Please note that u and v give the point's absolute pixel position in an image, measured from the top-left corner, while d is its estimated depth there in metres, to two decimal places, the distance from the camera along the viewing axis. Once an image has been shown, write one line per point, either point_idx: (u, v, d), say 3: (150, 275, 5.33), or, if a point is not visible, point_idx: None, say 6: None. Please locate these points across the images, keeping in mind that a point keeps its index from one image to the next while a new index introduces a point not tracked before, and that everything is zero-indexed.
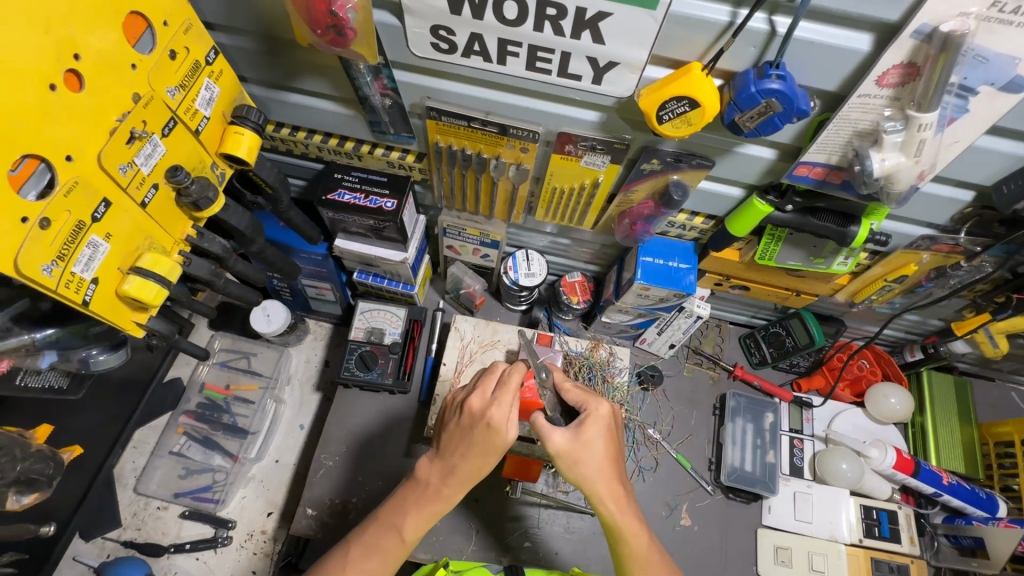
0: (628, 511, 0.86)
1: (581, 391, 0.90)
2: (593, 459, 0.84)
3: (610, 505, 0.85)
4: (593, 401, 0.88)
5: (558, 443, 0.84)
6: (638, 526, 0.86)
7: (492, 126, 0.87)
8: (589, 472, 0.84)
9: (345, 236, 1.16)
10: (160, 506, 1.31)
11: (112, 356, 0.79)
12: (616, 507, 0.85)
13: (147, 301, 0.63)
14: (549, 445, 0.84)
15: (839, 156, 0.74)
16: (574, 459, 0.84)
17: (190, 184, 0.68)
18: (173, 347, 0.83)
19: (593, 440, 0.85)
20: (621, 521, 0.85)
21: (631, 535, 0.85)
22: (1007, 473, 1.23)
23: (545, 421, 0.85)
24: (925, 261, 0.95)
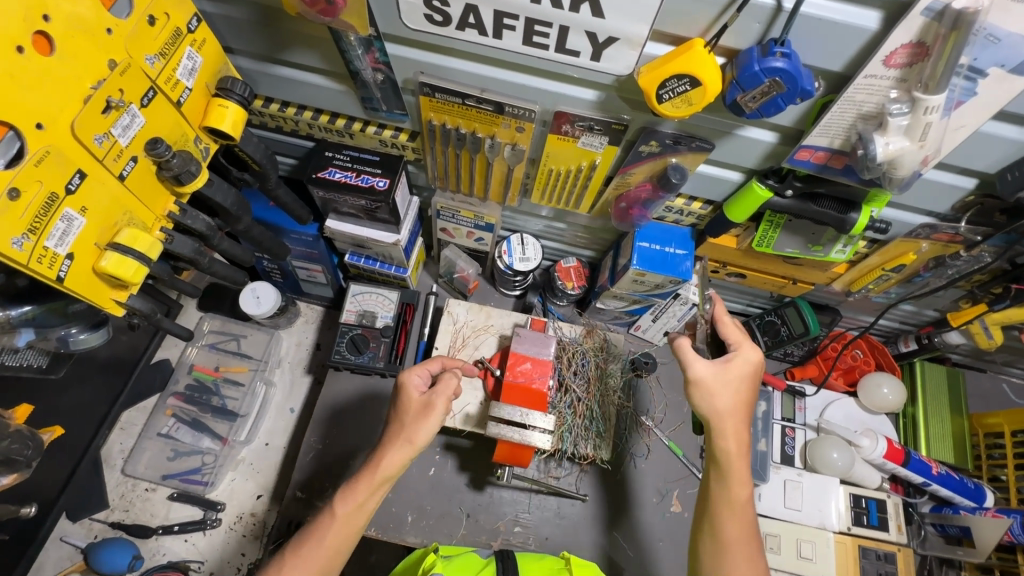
0: (739, 453, 0.88)
1: (736, 331, 0.91)
2: (730, 394, 0.87)
3: (724, 442, 0.87)
4: (696, 362, 0.87)
5: (700, 372, 0.87)
6: (743, 471, 0.88)
7: (487, 104, 0.84)
8: (706, 405, 0.88)
9: (336, 216, 1.13)
10: (148, 487, 1.30)
11: (93, 335, 0.77)
12: (734, 448, 0.87)
13: (126, 278, 0.61)
14: (688, 371, 0.88)
15: (843, 139, 0.72)
16: (706, 391, 0.87)
17: (172, 158, 0.66)
18: (156, 328, 0.80)
19: (733, 375, 0.87)
20: (727, 459, 0.87)
21: (733, 480, 0.87)
22: (995, 463, 1.24)
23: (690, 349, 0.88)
24: (924, 250, 0.93)
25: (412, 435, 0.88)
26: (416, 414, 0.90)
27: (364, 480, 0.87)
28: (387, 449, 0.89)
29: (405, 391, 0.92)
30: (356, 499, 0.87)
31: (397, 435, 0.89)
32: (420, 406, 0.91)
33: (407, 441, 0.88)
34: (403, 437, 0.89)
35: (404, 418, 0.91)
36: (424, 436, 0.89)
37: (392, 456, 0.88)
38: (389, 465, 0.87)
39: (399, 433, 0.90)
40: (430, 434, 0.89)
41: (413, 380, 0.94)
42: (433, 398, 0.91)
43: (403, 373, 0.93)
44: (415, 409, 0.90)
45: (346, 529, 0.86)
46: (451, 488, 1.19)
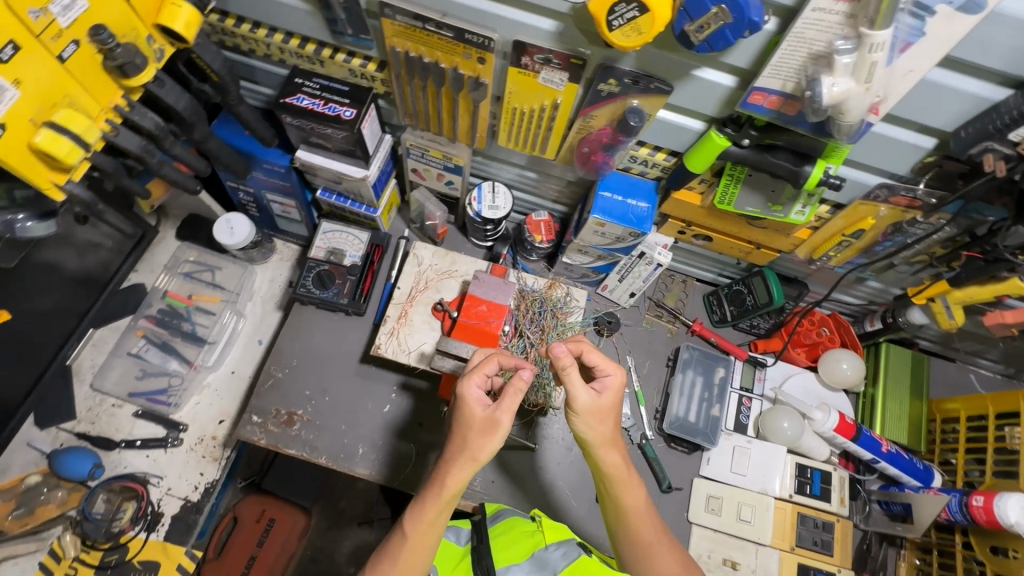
0: (622, 464, 0.90)
1: (600, 356, 0.91)
2: (610, 422, 0.90)
3: (606, 457, 0.89)
4: (578, 388, 0.87)
5: (582, 401, 0.87)
6: (632, 476, 0.91)
7: (447, 30, 0.84)
8: (583, 426, 0.88)
9: (306, 147, 1.14)
10: (115, 404, 1.33)
11: (42, 225, 0.76)
12: (614, 457, 0.90)
13: (58, 156, 0.62)
14: (573, 402, 0.87)
15: (795, 82, 0.71)
16: (585, 425, 0.88)
17: (116, 48, 0.66)
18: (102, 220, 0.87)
19: (609, 407, 0.89)
20: (615, 468, 0.90)
21: (624, 489, 0.91)
22: (948, 447, 1.24)
23: (575, 378, 0.86)
24: (883, 215, 0.91)
25: (476, 451, 0.84)
26: (482, 430, 0.84)
27: (432, 499, 0.84)
28: (453, 466, 0.84)
29: (468, 404, 0.85)
30: (426, 519, 0.84)
31: (459, 451, 0.85)
32: (485, 423, 0.85)
33: (471, 456, 0.84)
34: (463, 452, 0.84)
35: (467, 433, 0.85)
36: (488, 452, 0.84)
37: (458, 472, 0.84)
38: (453, 480, 0.84)
39: (461, 448, 0.84)
40: (494, 452, 0.85)
41: (473, 394, 0.85)
42: (500, 416, 0.84)
43: (465, 387, 0.85)
44: (480, 424, 0.84)
45: (428, 533, 0.83)
46: (403, 426, 1.22)
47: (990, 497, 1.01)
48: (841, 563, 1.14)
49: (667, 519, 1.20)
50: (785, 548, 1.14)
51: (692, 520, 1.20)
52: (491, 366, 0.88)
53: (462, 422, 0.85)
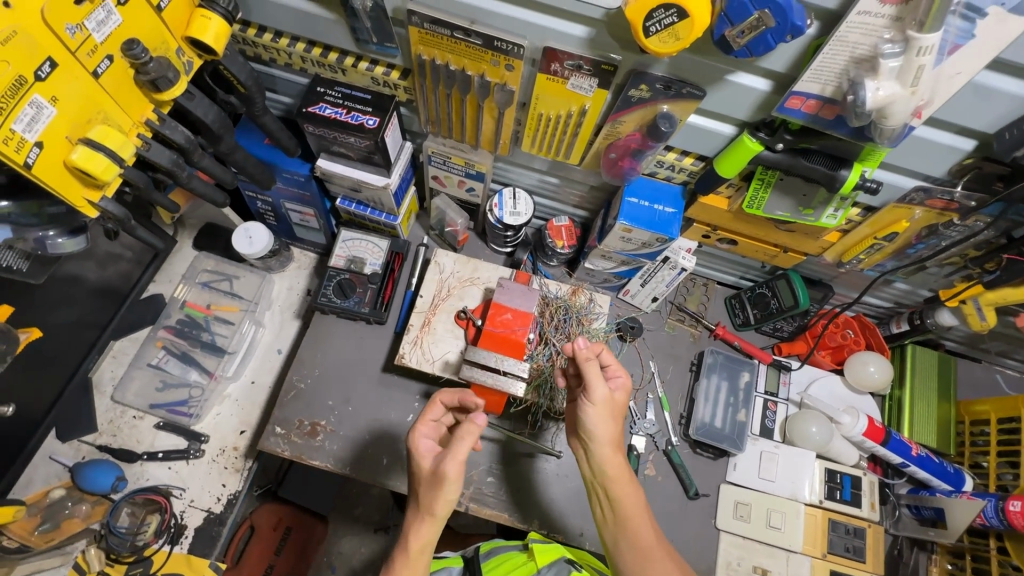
0: (624, 467, 0.91)
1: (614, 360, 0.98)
2: (615, 424, 0.92)
3: (609, 456, 0.90)
4: (597, 383, 0.90)
5: (600, 393, 0.90)
6: (632, 479, 0.91)
7: (475, 38, 0.83)
8: (592, 419, 0.91)
9: (327, 156, 1.13)
10: (136, 415, 1.33)
11: (72, 241, 0.76)
12: (615, 455, 0.91)
13: (94, 173, 0.61)
14: (591, 393, 0.90)
15: (835, 86, 0.70)
16: (597, 419, 0.90)
17: (149, 61, 0.65)
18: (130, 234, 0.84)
19: (618, 403, 0.94)
20: (617, 468, 0.90)
21: (622, 491, 0.90)
22: (978, 450, 1.22)
23: (594, 372, 0.90)
24: (917, 218, 0.90)
25: (431, 506, 0.85)
26: (431, 484, 0.85)
27: (402, 561, 0.84)
28: (416, 526, 0.85)
29: (419, 458, 0.89)
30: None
31: (418, 509, 0.86)
32: (432, 476, 0.86)
33: (428, 514, 0.85)
34: (421, 509, 0.85)
35: (421, 489, 0.87)
36: (444, 505, 0.85)
37: (421, 532, 0.85)
38: (418, 539, 0.84)
39: (420, 508, 0.86)
40: (449, 503, 0.85)
41: (423, 443, 0.91)
42: (445, 467, 0.84)
43: (413, 440, 0.91)
44: (430, 476, 0.85)
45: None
46: None
47: None
48: (873, 570, 1.13)
49: (694, 526, 1.20)
50: (817, 554, 1.13)
51: (720, 527, 1.19)
52: (435, 411, 0.96)
53: (422, 481, 0.87)
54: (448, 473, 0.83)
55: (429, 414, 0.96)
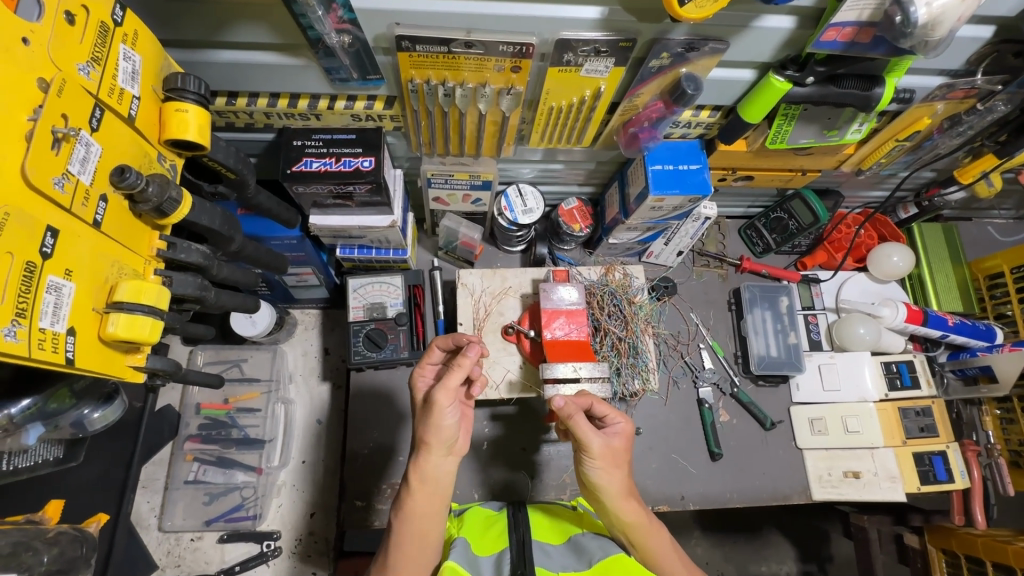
0: (641, 511, 0.86)
1: (612, 408, 0.89)
2: (621, 469, 0.86)
3: (621, 505, 0.85)
4: (595, 437, 0.83)
5: (596, 446, 0.83)
6: (654, 522, 0.87)
7: (476, 48, 0.74)
8: (598, 475, 0.85)
9: (319, 211, 1.01)
10: (194, 537, 1.23)
11: (110, 410, 0.80)
12: (626, 505, 0.85)
13: (143, 339, 0.53)
14: (588, 447, 0.83)
15: (873, 9, 0.67)
16: (601, 471, 0.84)
17: (147, 186, 0.55)
18: (184, 379, 0.88)
19: (620, 450, 0.87)
20: (635, 519, 0.85)
21: (647, 536, 0.86)
22: (999, 302, 1.32)
23: (585, 425, 0.83)
24: (939, 112, 0.92)
25: (424, 436, 0.82)
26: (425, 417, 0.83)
27: (406, 529, 0.81)
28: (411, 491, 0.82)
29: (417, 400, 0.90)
30: (412, 506, 0.81)
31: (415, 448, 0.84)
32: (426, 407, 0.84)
33: (424, 447, 0.82)
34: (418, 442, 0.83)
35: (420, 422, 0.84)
36: (439, 435, 0.82)
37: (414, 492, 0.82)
38: (421, 471, 0.82)
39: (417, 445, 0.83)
40: (444, 428, 0.81)
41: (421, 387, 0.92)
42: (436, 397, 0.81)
43: (413, 384, 0.92)
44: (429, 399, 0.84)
45: (414, 546, 0.80)
46: (509, 456, 1.18)
47: None
48: (947, 439, 1.21)
49: (781, 456, 1.24)
50: (898, 444, 1.20)
51: (803, 447, 1.23)
52: (433, 356, 0.93)
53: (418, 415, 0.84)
54: (439, 402, 0.80)
55: (428, 359, 0.94)
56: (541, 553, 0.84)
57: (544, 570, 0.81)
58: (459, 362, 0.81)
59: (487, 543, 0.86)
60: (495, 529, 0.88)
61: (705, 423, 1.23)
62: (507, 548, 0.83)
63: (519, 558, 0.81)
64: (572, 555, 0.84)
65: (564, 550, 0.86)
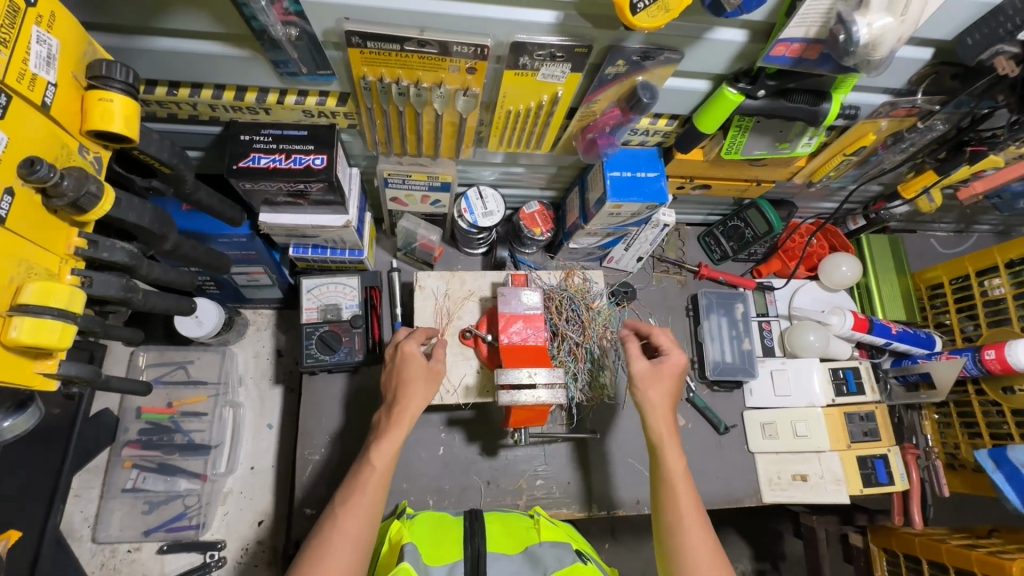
0: (668, 431, 0.92)
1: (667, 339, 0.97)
2: (662, 388, 0.94)
3: (656, 420, 0.92)
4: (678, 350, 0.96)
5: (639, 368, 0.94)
6: (674, 442, 0.92)
7: (430, 47, 0.72)
8: (643, 381, 0.94)
9: (269, 208, 0.97)
10: (131, 548, 1.17)
11: (21, 418, 0.73)
12: (658, 418, 0.92)
13: (49, 345, 0.49)
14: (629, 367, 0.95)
15: (819, 27, 0.68)
16: (645, 382, 0.93)
17: (61, 180, 0.51)
18: (105, 387, 0.77)
19: (668, 376, 0.95)
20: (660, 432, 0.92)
21: (667, 452, 0.90)
22: (939, 311, 1.38)
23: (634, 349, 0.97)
24: (883, 129, 0.95)
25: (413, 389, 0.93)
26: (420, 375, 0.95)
27: (369, 479, 0.86)
28: (388, 439, 0.90)
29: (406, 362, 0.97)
30: (387, 444, 0.89)
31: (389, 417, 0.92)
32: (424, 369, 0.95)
33: (401, 421, 0.91)
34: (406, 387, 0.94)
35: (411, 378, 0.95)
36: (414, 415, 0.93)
37: (391, 445, 0.89)
38: (409, 411, 0.92)
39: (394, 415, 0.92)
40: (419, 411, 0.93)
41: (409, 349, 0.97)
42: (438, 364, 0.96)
43: (402, 345, 0.97)
44: (421, 377, 0.95)
45: (380, 483, 0.87)
46: (465, 461, 1.17)
47: (1001, 349, 1.14)
48: (888, 443, 1.26)
49: (733, 460, 1.26)
50: (843, 447, 1.24)
51: (755, 450, 1.26)
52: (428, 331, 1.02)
53: (413, 366, 0.95)
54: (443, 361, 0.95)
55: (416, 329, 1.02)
56: (495, 564, 0.82)
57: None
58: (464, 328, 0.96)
59: (439, 553, 0.82)
60: (450, 538, 0.85)
61: None
62: (462, 560, 0.81)
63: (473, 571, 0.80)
64: (527, 566, 0.82)
65: (518, 560, 0.83)
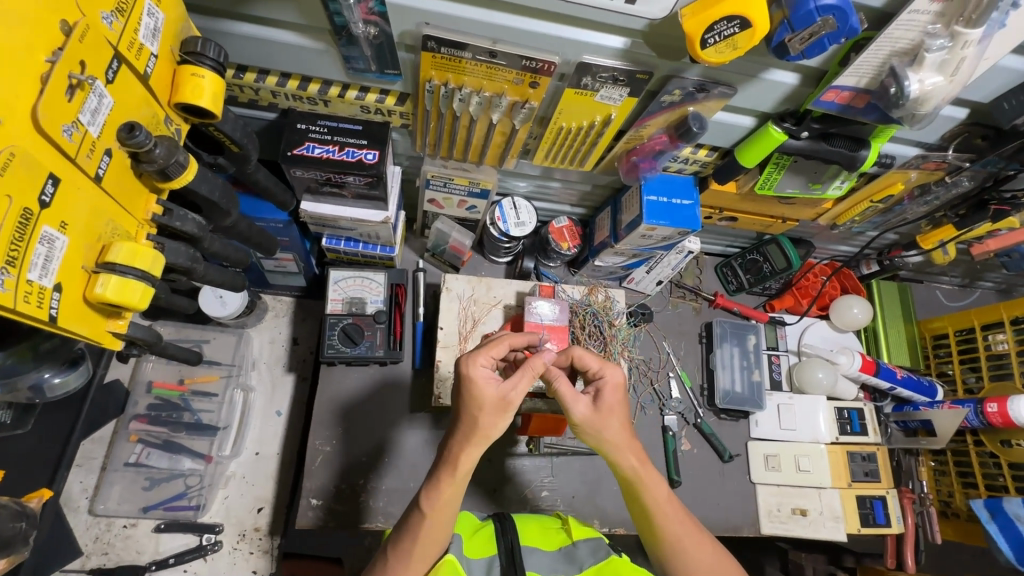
0: (636, 462, 0.81)
1: (596, 358, 0.84)
2: (616, 420, 0.81)
3: (622, 460, 0.81)
4: (610, 366, 0.84)
5: (580, 412, 0.81)
6: (649, 467, 0.82)
7: (498, 58, 0.75)
8: (597, 426, 0.81)
9: (312, 197, 0.99)
10: (127, 524, 1.15)
11: (70, 377, 0.73)
12: (633, 457, 0.81)
13: (131, 304, 0.51)
14: (571, 416, 0.81)
15: (871, 77, 0.72)
16: (598, 424, 0.81)
17: (155, 147, 0.53)
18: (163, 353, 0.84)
19: (611, 403, 0.82)
20: (637, 468, 0.81)
21: (646, 488, 0.81)
22: (942, 360, 1.42)
23: (568, 389, 0.81)
24: (911, 179, 0.99)
25: (487, 430, 0.76)
26: (493, 410, 0.76)
27: (420, 529, 0.75)
28: (439, 487, 0.75)
29: (475, 387, 0.76)
30: (440, 494, 0.76)
31: (442, 461, 0.77)
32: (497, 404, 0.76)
33: (451, 471, 0.76)
34: (469, 430, 0.76)
35: (476, 414, 0.76)
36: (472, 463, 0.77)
37: (443, 494, 0.75)
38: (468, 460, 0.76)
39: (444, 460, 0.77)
40: (474, 461, 0.76)
41: (480, 372, 0.77)
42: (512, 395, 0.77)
43: (470, 367, 0.77)
44: (486, 414, 0.76)
45: (433, 536, 0.75)
46: (473, 465, 1.17)
47: (1003, 403, 1.17)
48: (886, 485, 1.29)
49: (735, 488, 1.28)
50: (843, 485, 1.26)
51: (757, 481, 1.28)
52: (500, 347, 0.81)
53: (481, 401, 0.76)
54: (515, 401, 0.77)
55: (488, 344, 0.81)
56: (531, 558, 0.80)
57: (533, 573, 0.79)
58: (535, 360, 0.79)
59: (475, 549, 0.81)
60: (482, 533, 0.83)
61: (667, 450, 1.26)
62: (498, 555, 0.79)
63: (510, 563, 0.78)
64: (562, 562, 0.81)
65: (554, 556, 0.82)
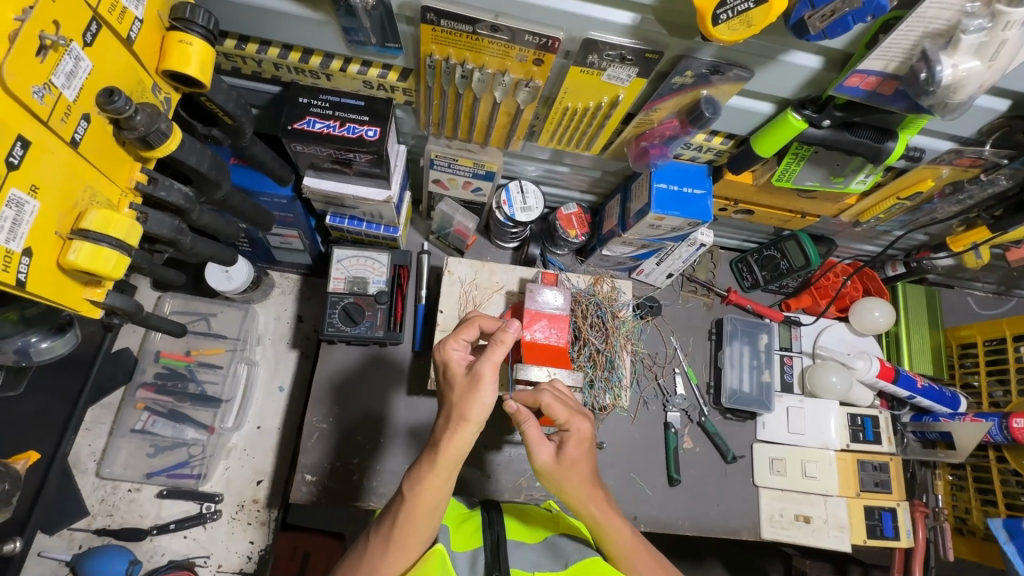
0: (604, 513, 0.79)
1: (565, 408, 0.77)
2: (578, 474, 0.77)
3: (586, 508, 0.78)
4: (577, 419, 0.77)
5: (542, 459, 0.76)
6: (615, 517, 0.80)
7: (501, 33, 0.72)
8: (558, 475, 0.77)
9: (314, 173, 0.97)
10: (132, 488, 1.18)
11: (58, 341, 0.77)
12: (597, 509, 0.78)
13: (104, 272, 0.53)
14: (534, 460, 0.77)
15: (900, 61, 0.67)
16: (562, 476, 0.77)
17: (135, 114, 0.54)
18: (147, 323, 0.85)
19: (575, 458, 0.77)
20: (599, 517, 0.79)
21: (612, 536, 0.79)
22: (967, 371, 1.35)
23: (535, 434, 0.76)
24: (943, 176, 0.93)
25: (463, 410, 0.72)
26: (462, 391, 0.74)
27: (432, 470, 0.72)
28: (450, 432, 0.72)
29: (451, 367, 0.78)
30: (451, 441, 0.72)
31: (449, 414, 0.74)
32: (465, 380, 0.74)
33: (460, 420, 0.72)
34: (452, 412, 0.73)
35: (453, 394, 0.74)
36: (481, 412, 0.73)
37: (454, 438, 0.72)
38: (451, 445, 0.72)
39: (449, 410, 0.74)
40: (487, 408, 0.73)
41: (454, 355, 0.79)
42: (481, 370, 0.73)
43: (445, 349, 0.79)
44: (458, 392, 0.74)
45: (438, 481, 0.72)
46: (469, 450, 1.17)
47: None
48: (898, 497, 1.23)
49: (738, 490, 1.24)
50: (851, 494, 1.21)
51: (760, 484, 1.24)
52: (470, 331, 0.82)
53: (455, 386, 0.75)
54: (484, 378, 0.73)
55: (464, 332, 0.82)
56: (516, 553, 0.79)
57: (518, 571, 0.77)
58: (501, 336, 0.75)
59: (462, 538, 0.80)
60: (469, 525, 0.82)
61: (669, 447, 1.23)
62: (482, 547, 0.78)
63: (494, 558, 0.76)
64: (547, 556, 0.80)
65: (539, 549, 0.81)
